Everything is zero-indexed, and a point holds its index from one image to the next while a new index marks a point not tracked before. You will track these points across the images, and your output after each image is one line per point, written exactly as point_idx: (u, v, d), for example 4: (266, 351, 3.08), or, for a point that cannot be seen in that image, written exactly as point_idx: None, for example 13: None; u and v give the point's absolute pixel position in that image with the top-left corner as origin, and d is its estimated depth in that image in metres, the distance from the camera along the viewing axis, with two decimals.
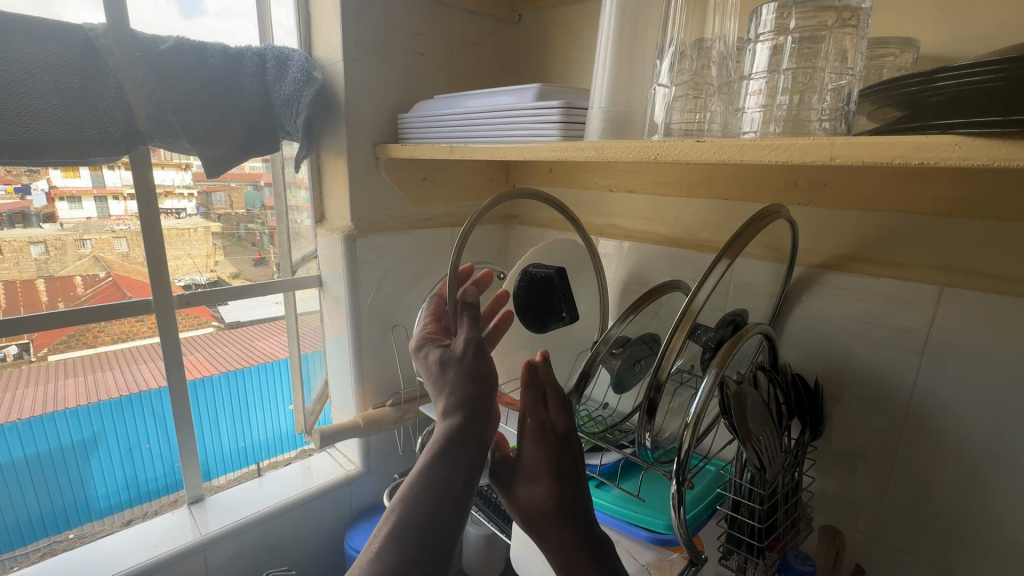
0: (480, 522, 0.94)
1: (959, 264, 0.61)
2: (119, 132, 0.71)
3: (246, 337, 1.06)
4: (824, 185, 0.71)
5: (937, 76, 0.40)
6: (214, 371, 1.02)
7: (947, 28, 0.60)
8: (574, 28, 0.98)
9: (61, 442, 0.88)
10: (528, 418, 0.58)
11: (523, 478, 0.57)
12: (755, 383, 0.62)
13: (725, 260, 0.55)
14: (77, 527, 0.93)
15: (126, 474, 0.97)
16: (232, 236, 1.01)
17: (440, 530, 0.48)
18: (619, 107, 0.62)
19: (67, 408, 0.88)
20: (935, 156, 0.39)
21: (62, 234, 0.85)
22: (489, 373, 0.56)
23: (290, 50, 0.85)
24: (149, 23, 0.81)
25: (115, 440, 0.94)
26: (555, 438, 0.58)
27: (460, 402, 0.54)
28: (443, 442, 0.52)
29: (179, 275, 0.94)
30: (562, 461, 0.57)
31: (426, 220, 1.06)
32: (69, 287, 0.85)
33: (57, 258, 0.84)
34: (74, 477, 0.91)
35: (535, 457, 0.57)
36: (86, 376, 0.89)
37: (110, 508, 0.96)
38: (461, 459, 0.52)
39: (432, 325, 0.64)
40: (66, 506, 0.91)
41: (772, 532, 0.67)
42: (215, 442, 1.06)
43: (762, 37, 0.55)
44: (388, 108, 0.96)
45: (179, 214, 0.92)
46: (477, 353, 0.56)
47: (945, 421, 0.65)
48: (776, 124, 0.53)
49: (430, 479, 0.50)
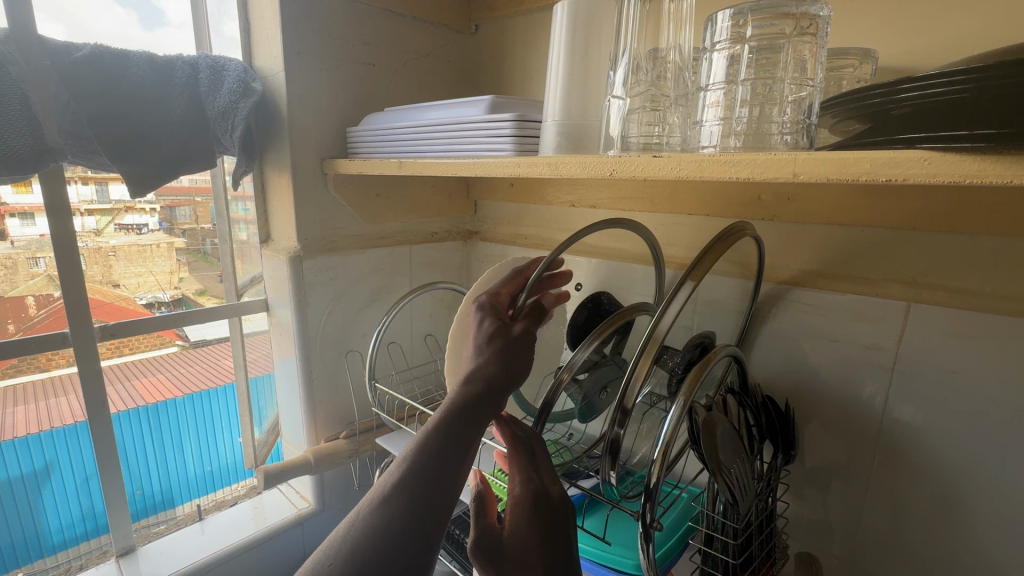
0: (443, 561, 0.88)
1: (925, 279, 0.60)
2: (24, 148, 0.63)
3: (212, 356, 1.01)
4: (788, 200, 0.69)
5: (902, 88, 0.38)
6: (177, 393, 0.99)
7: (903, 38, 0.59)
8: (532, 39, 0.95)
9: (12, 473, 0.82)
10: (523, 476, 0.50)
11: (512, 564, 0.44)
12: (725, 409, 0.59)
13: (690, 281, 0.51)
14: (26, 565, 0.86)
15: (83, 505, 0.89)
16: (198, 252, 0.97)
17: (443, 486, 0.44)
18: (574, 120, 0.58)
19: (17, 438, 0.81)
20: (903, 173, 0.36)
21: (14, 252, 0.77)
22: (522, 358, 0.56)
23: (226, 60, 0.80)
24: (105, 38, 0.79)
25: (69, 472, 0.87)
26: (553, 506, 0.49)
27: (487, 371, 0.53)
28: (458, 403, 0.50)
29: (141, 292, 0.91)
30: (557, 543, 0.47)
31: (380, 238, 1.01)
32: (21, 308, 0.78)
33: (6, 277, 0.77)
34: (25, 511, 0.85)
35: (528, 534, 0.46)
36: (37, 404, 0.81)
37: (64, 543, 0.89)
38: (474, 424, 0.49)
39: (505, 292, 0.65)
40: (14, 543, 0.84)
41: (747, 565, 0.63)
42: (179, 468, 1.02)
43: (719, 46, 0.52)
44: (337, 121, 0.91)
45: (139, 230, 0.90)
46: (525, 345, 0.57)
47: (916, 442, 0.62)
48: (737, 138, 0.50)
49: (441, 435, 0.47)
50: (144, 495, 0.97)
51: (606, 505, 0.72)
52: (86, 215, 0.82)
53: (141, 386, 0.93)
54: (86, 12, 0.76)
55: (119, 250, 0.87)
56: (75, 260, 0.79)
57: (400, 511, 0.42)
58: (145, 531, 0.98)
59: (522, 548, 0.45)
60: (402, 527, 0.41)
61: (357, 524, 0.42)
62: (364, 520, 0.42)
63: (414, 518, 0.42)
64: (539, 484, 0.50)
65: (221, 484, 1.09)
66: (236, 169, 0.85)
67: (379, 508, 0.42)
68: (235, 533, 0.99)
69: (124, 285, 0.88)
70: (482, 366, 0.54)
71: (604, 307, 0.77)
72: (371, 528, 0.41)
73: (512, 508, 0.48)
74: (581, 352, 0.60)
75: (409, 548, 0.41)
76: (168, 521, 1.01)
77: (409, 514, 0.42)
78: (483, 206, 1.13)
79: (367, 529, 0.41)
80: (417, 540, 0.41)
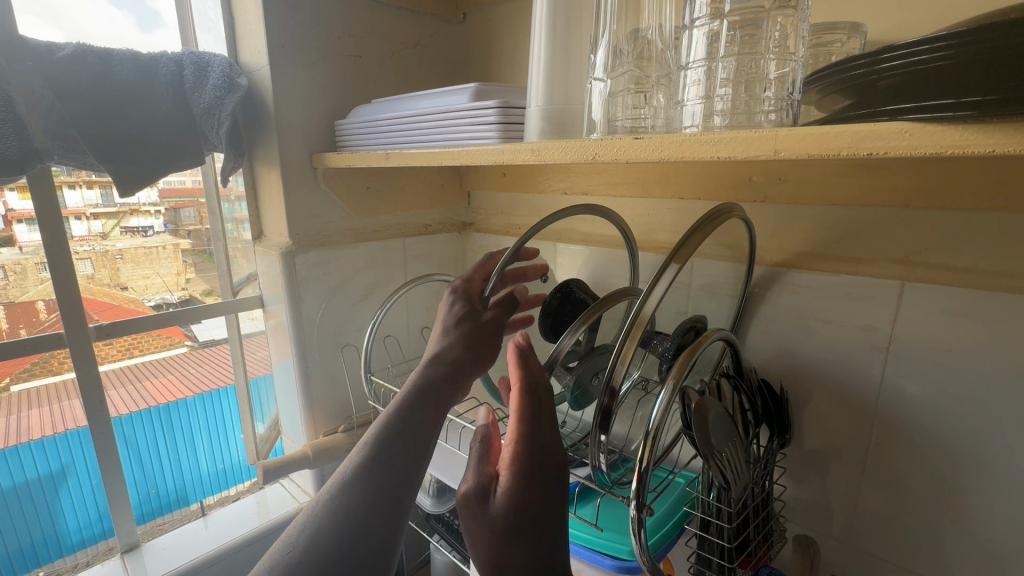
0: (443, 551, 0.89)
1: (918, 257, 0.59)
2: (13, 152, 0.63)
3: (223, 356, 1.03)
4: (779, 180, 0.68)
5: (882, 57, 0.37)
6: (187, 393, 1.00)
7: (890, 12, 0.57)
8: (519, 25, 0.94)
9: (27, 475, 0.84)
10: (520, 429, 0.45)
11: (496, 529, 0.40)
12: (718, 394, 0.58)
13: (675, 264, 0.50)
14: (46, 564, 0.87)
15: (98, 505, 0.91)
16: (204, 253, 0.98)
17: (406, 465, 0.46)
18: (557, 104, 0.57)
19: (32, 442, 0.83)
20: (885, 146, 0.35)
21: (22, 258, 0.78)
22: (488, 341, 0.61)
23: (210, 55, 0.80)
24: (104, 41, 0.80)
25: (84, 471, 0.88)
26: (551, 466, 0.44)
27: (453, 354, 0.58)
28: (419, 387, 0.53)
29: (149, 295, 0.92)
30: (548, 511, 0.42)
31: (374, 232, 1.01)
32: (32, 313, 0.79)
33: (17, 283, 0.78)
34: (43, 513, 0.86)
35: (522, 495, 0.41)
36: (51, 407, 0.83)
37: (81, 543, 0.90)
38: (435, 405, 0.52)
39: (478, 278, 0.69)
40: (34, 543, 0.86)
41: (744, 549, 0.63)
42: (192, 465, 1.04)
43: (697, 23, 0.51)
44: (326, 115, 0.91)
45: (145, 232, 0.91)
46: (493, 328, 0.62)
47: (913, 420, 0.62)
48: (720, 116, 0.48)
49: (401, 418, 0.49)
50: (159, 494, 0.99)
51: (600, 492, 0.71)
52: (92, 218, 0.84)
53: (152, 387, 0.94)
54: (79, 13, 0.77)
55: (127, 252, 0.89)
56: (67, 261, 0.78)
57: (362, 494, 0.44)
58: (150, 528, 0.99)
59: (513, 511, 0.41)
60: (364, 512, 0.43)
61: (322, 508, 0.44)
62: (325, 504, 0.44)
63: (377, 498, 0.44)
64: (538, 441, 0.45)
65: (231, 482, 1.10)
66: (225, 166, 0.85)
67: (340, 495, 0.44)
68: (239, 528, 1.00)
69: (132, 287, 0.90)
70: (447, 348, 0.58)
71: (575, 295, 0.75)
72: (333, 514, 0.43)
73: (508, 460, 0.43)
74: (581, 334, 0.60)
75: (371, 532, 0.42)
76: (177, 518, 1.02)
77: (374, 491, 0.44)
78: (475, 197, 1.12)
79: (330, 512, 0.43)
80: (383, 520, 0.43)
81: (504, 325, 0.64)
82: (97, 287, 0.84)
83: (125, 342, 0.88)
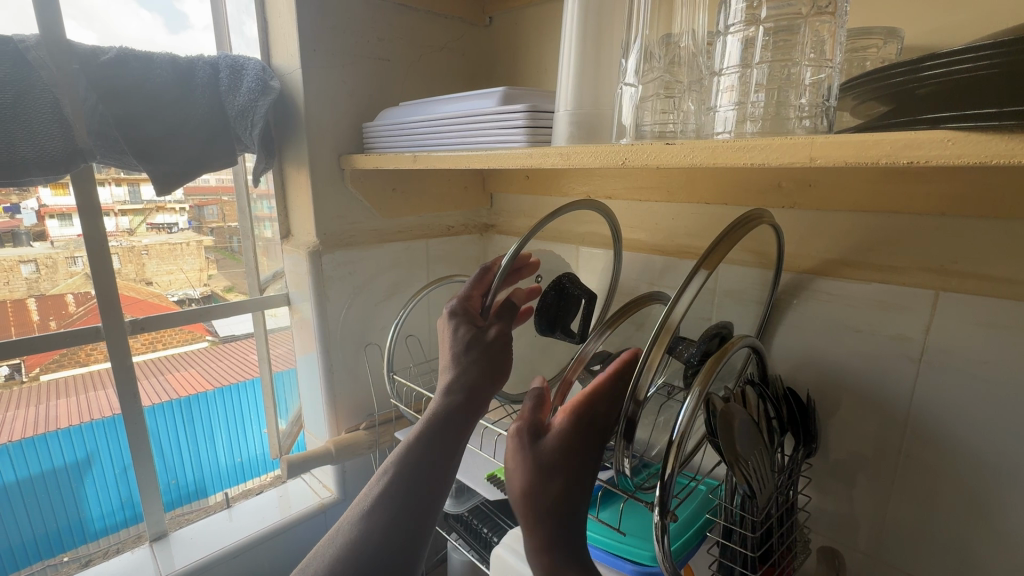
0: (461, 550, 0.90)
1: (955, 267, 0.57)
2: (56, 150, 0.66)
3: (241, 351, 1.04)
4: (810, 186, 0.67)
5: (924, 66, 0.37)
6: (208, 388, 1.01)
7: (930, 17, 0.56)
8: (546, 29, 0.95)
9: (54, 463, 0.86)
10: (585, 401, 0.55)
11: (535, 470, 0.54)
12: (744, 401, 0.58)
13: (704, 270, 0.50)
14: (71, 549, 0.91)
15: (122, 493, 0.94)
16: (225, 249, 0.99)
17: (418, 499, 0.55)
18: (586, 109, 0.57)
19: (60, 429, 0.86)
20: (926, 155, 0.35)
21: (53, 252, 0.81)
22: (497, 359, 0.67)
23: (245, 59, 0.82)
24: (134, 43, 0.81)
25: (109, 460, 0.91)
26: (597, 438, 0.55)
27: (467, 379, 0.64)
28: (437, 417, 0.61)
29: (173, 290, 0.94)
30: (582, 472, 0.54)
31: (398, 233, 1.02)
32: (61, 305, 0.82)
33: (47, 276, 0.81)
34: (69, 498, 0.89)
35: (566, 449, 0.54)
36: (80, 397, 0.86)
37: (105, 530, 0.93)
38: (450, 437, 0.60)
39: (477, 294, 0.71)
40: (60, 528, 0.89)
41: (767, 559, 0.62)
42: (211, 459, 1.05)
43: (732, 28, 0.51)
44: (354, 118, 0.92)
45: (170, 230, 0.93)
46: (500, 345, 0.69)
47: (947, 433, 0.60)
48: (753, 123, 0.48)
49: (418, 449, 0.58)
50: (179, 485, 1.01)
51: (622, 497, 0.71)
52: (119, 215, 0.86)
53: (174, 379, 0.96)
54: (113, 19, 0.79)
55: (151, 249, 0.91)
56: (105, 258, 0.82)
57: (379, 525, 0.53)
58: (177, 517, 1.02)
59: (556, 459, 0.54)
60: (381, 539, 0.52)
61: (347, 532, 0.53)
62: (349, 531, 0.53)
63: (392, 530, 0.53)
64: (597, 415, 0.55)
65: (250, 475, 1.12)
66: (256, 167, 0.87)
67: (362, 523, 0.53)
68: (262, 521, 1.03)
69: (157, 283, 0.92)
70: (462, 374, 0.64)
71: (569, 291, 0.76)
72: (356, 540, 0.52)
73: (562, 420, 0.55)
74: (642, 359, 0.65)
75: (387, 559, 0.51)
76: (199, 509, 1.05)
77: (391, 522, 0.53)
78: (498, 199, 1.13)
79: (353, 538, 0.52)
80: (397, 549, 0.52)
81: (508, 337, 0.70)
82: (122, 282, 0.86)
83: (148, 336, 0.90)
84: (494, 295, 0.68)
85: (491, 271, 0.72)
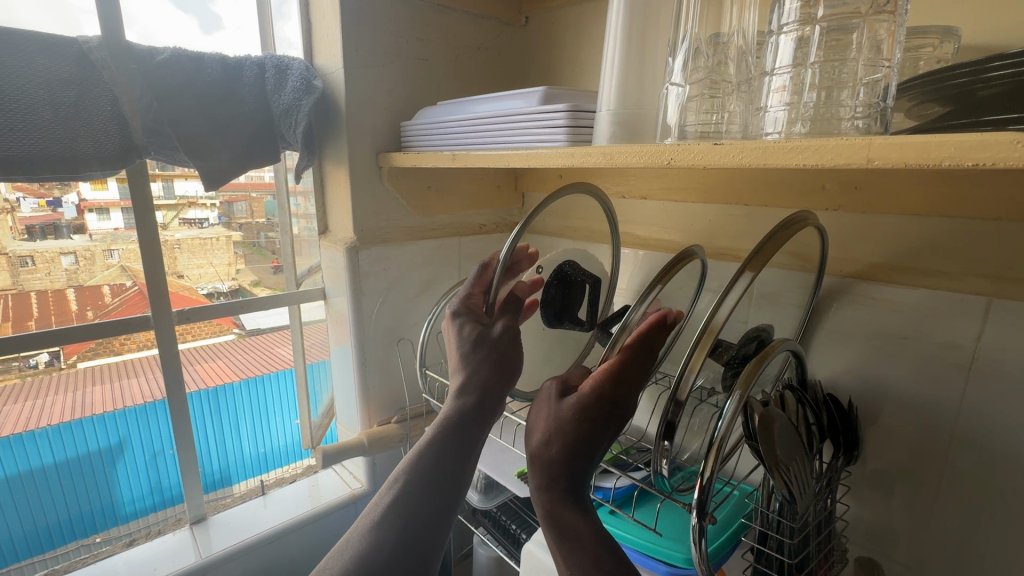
0: (489, 545, 0.91)
1: (1009, 273, 0.56)
2: (113, 146, 0.69)
3: (265, 344, 1.06)
4: (855, 188, 0.66)
5: (989, 66, 0.37)
6: (234, 379, 1.03)
7: (991, 15, 0.54)
8: (583, 28, 0.94)
9: (88, 447, 0.89)
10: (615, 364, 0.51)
11: (548, 423, 0.51)
12: (783, 405, 0.57)
13: (748, 272, 0.49)
14: (104, 531, 0.94)
15: (152, 479, 0.97)
16: (253, 245, 1.02)
17: (428, 509, 0.55)
18: (629, 108, 0.59)
19: (94, 415, 0.88)
20: (993, 156, 0.33)
21: (91, 245, 0.84)
22: (509, 356, 0.61)
23: (290, 59, 0.85)
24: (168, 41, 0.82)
25: (140, 446, 0.94)
26: (622, 404, 0.50)
27: (479, 381, 0.59)
28: (449, 420, 0.58)
29: (202, 283, 0.96)
30: (605, 437, 0.50)
31: (432, 230, 1.03)
32: (97, 296, 0.85)
33: (86, 268, 0.85)
34: (101, 482, 0.92)
35: (583, 409, 0.49)
36: (112, 384, 0.89)
37: (135, 513, 0.96)
38: (461, 442, 0.58)
39: (477, 291, 0.67)
40: (93, 510, 0.92)
41: (804, 567, 0.61)
42: (236, 449, 1.07)
43: (787, 28, 0.50)
44: (392, 116, 0.94)
45: (201, 224, 0.94)
46: (508, 338, 0.62)
47: (996, 445, 0.58)
48: (803, 123, 0.48)
49: (429, 456, 0.57)
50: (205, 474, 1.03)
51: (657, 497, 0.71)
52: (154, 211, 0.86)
53: (203, 370, 0.98)
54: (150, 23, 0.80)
55: (183, 243, 0.92)
56: (154, 251, 0.86)
57: (390, 536, 0.53)
58: (213, 502, 1.06)
59: (572, 418, 0.49)
60: (391, 550, 0.53)
61: (360, 540, 0.54)
62: (361, 539, 0.54)
63: (402, 541, 0.53)
64: (621, 380, 0.50)
65: (272, 466, 1.14)
66: (299, 164, 0.89)
67: (374, 532, 0.54)
68: (295, 509, 1.06)
69: (188, 276, 0.93)
70: (473, 375, 0.59)
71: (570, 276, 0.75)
72: (367, 549, 0.53)
73: (589, 383, 0.50)
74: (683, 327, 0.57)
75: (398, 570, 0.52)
76: (232, 496, 1.08)
77: (401, 533, 0.53)
78: (530, 198, 1.13)
79: (364, 547, 0.53)
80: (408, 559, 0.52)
81: (517, 329, 0.63)
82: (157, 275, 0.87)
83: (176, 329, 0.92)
84: (496, 288, 0.65)
85: (490, 266, 0.69)
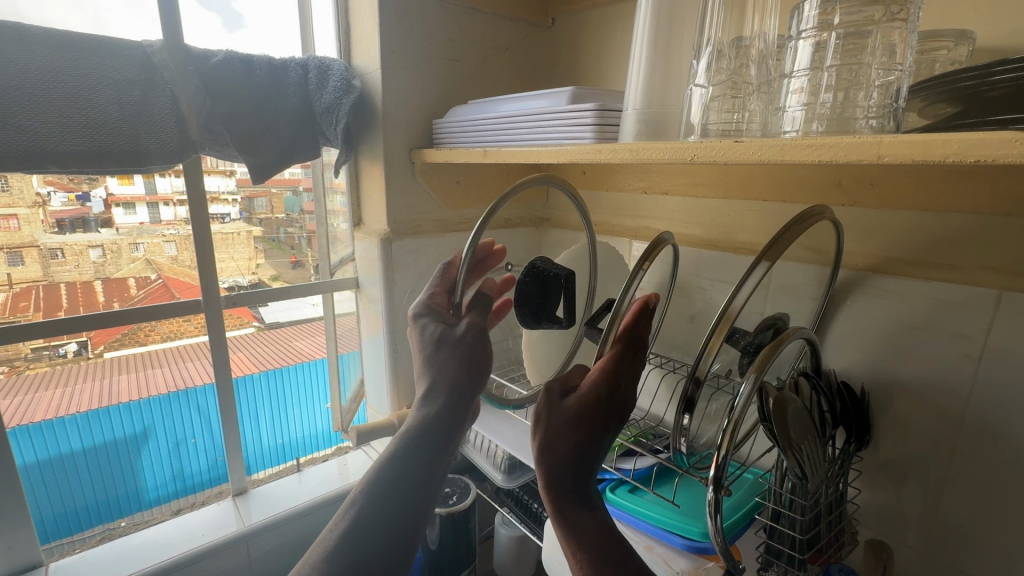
0: (513, 524, 0.96)
1: (1018, 267, 0.58)
2: (172, 142, 0.75)
3: (284, 337, 1.11)
4: (871, 185, 0.68)
5: (994, 70, 0.39)
6: (255, 370, 1.07)
7: (1005, 19, 0.57)
8: (608, 30, 0.98)
9: (115, 434, 0.94)
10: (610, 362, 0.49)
11: (552, 424, 0.47)
12: (796, 390, 0.60)
13: (765, 262, 0.52)
14: (128, 515, 0.99)
15: (173, 466, 1.02)
16: (272, 240, 1.05)
17: (398, 506, 0.55)
18: (654, 108, 0.62)
19: (122, 403, 0.94)
20: (994, 154, 0.36)
21: (118, 238, 0.91)
22: (475, 354, 0.59)
23: (331, 60, 0.90)
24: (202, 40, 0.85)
25: (164, 433, 1.00)
26: (622, 401, 0.48)
27: (445, 380, 0.58)
28: (420, 420, 0.57)
29: (224, 277, 0.98)
30: (609, 434, 0.48)
31: (460, 223, 1.08)
32: (124, 288, 0.91)
33: (112, 261, 0.90)
34: (126, 469, 0.97)
35: (585, 408, 0.47)
36: (137, 374, 0.95)
37: (158, 498, 1.02)
38: (432, 441, 0.57)
39: (440, 291, 0.64)
40: (120, 495, 0.97)
41: (814, 544, 0.64)
42: (255, 439, 1.11)
43: (804, 34, 0.53)
44: (424, 114, 0.98)
45: (223, 219, 0.97)
46: (473, 339, 0.59)
47: (1005, 431, 0.61)
48: (819, 123, 0.51)
49: (399, 454, 0.56)
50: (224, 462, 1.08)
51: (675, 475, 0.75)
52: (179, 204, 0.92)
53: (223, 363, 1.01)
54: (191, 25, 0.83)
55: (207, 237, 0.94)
56: (204, 240, 0.92)
57: (358, 536, 0.53)
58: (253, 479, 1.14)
59: (575, 419, 0.47)
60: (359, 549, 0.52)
61: (329, 539, 0.53)
62: (330, 538, 0.53)
63: (371, 540, 0.53)
64: (618, 375, 0.48)
65: (290, 456, 1.18)
66: (337, 159, 0.94)
67: (343, 531, 0.53)
68: (327, 486, 1.11)
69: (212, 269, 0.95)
70: (439, 374, 0.58)
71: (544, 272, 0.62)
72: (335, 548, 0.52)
73: (588, 383, 0.48)
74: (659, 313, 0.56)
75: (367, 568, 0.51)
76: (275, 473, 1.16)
77: (370, 532, 0.53)
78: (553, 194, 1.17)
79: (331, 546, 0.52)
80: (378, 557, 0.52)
81: (483, 329, 0.60)
82: None
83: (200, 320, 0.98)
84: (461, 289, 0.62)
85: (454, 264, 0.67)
